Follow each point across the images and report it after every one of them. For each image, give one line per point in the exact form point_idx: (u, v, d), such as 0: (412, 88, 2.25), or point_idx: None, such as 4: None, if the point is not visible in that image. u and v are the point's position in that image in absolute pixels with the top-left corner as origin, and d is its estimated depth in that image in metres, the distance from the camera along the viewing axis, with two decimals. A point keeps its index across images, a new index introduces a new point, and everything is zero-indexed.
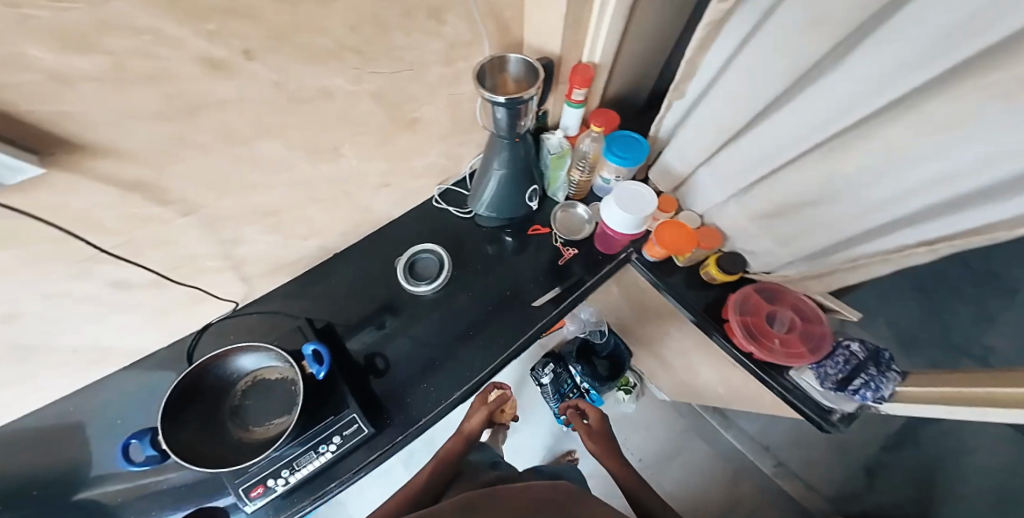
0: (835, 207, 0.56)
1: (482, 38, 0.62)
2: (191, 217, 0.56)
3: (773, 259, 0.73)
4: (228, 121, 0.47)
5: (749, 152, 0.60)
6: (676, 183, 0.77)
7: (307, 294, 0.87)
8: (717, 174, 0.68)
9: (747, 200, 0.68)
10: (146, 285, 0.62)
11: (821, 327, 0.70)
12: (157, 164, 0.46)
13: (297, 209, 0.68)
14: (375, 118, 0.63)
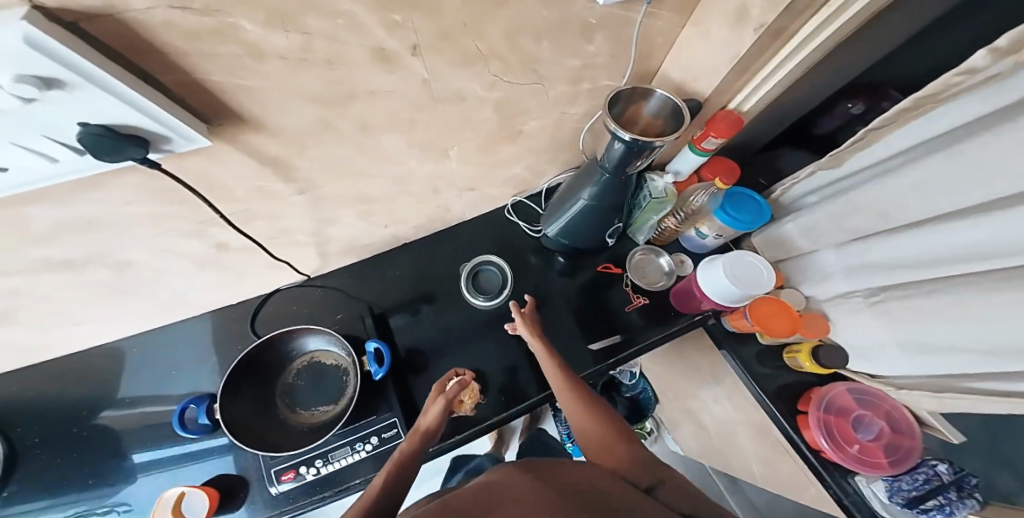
0: (963, 332, 0.54)
1: (618, 68, 0.60)
2: (303, 195, 0.56)
3: (878, 365, 0.71)
4: (370, 113, 0.47)
5: (886, 251, 0.62)
6: (801, 262, 0.80)
7: (371, 280, 0.87)
8: (850, 266, 0.70)
9: (868, 301, 0.68)
10: (232, 244, 0.61)
11: (912, 444, 0.69)
12: (289, 138, 0.45)
13: (390, 198, 0.67)
14: (491, 126, 0.61)
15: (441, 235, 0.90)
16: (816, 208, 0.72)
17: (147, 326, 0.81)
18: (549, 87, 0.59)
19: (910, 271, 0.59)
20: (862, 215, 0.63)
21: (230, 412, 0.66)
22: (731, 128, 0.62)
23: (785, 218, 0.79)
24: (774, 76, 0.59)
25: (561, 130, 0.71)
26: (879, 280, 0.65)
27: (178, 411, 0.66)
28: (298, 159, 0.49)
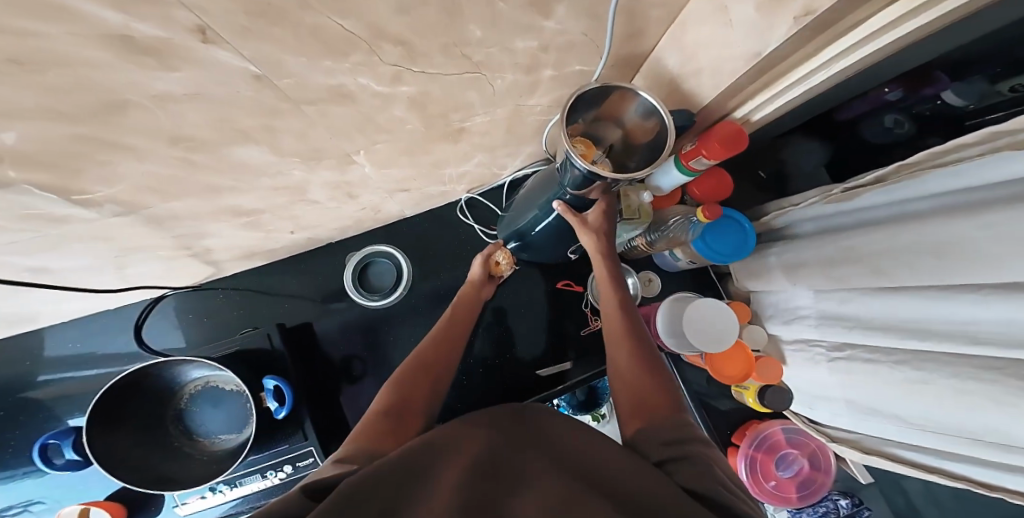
0: (926, 408, 0.45)
1: (596, 52, 0.40)
2: (131, 217, 0.40)
3: (819, 415, 0.64)
4: (181, 126, 0.30)
5: (870, 308, 0.49)
6: (772, 297, 0.65)
7: (288, 281, 0.73)
8: (822, 314, 0.56)
9: (830, 357, 0.57)
10: (57, 269, 0.46)
11: (825, 478, 0.71)
12: (34, 165, 0.28)
13: (281, 209, 0.51)
14: (409, 127, 0.44)
15: (377, 231, 0.76)
16: (803, 243, 0.56)
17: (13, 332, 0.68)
18: (489, 76, 0.40)
19: (885, 337, 0.46)
20: (844, 252, 0.49)
21: (110, 453, 0.52)
22: (730, 149, 0.43)
23: (770, 247, 0.62)
24: (803, 82, 0.38)
25: (514, 124, 0.53)
26: (844, 337, 0.52)
27: (38, 448, 0.55)
28: (81, 183, 0.32)
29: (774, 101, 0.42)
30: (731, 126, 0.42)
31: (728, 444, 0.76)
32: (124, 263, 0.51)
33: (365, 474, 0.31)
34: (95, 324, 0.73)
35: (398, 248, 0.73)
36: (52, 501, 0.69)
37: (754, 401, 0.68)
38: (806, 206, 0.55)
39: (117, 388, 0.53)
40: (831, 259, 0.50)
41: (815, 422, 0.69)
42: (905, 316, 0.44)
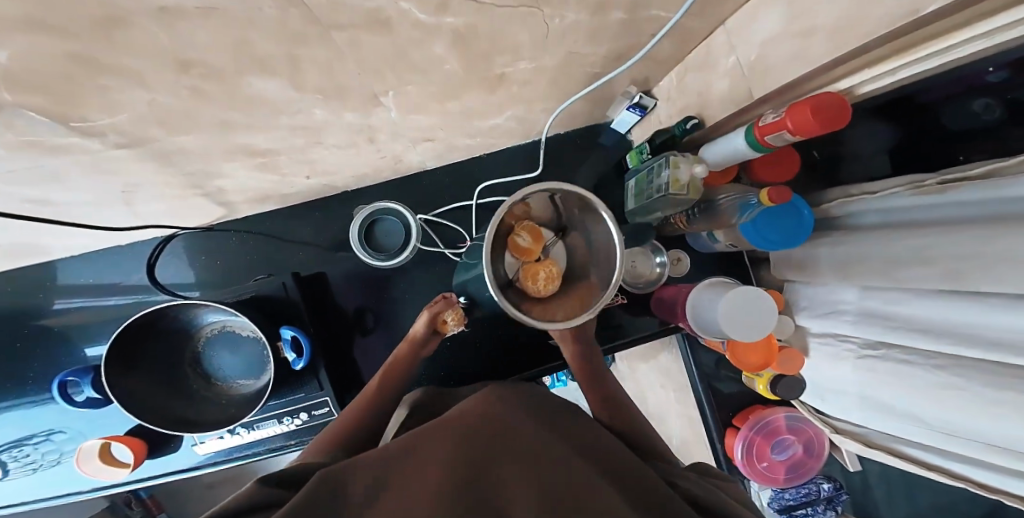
0: (947, 413, 0.41)
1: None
2: (136, 150, 0.36)
3: (828, 408, 0.61)
4: (196, 43, 0.24)
5: (922, 311, 0.42)
6: (816, 292, 0.59)
7: (302, 228, 0.70)
8: (863, 312, 0.50)
9: (858, 354, 0.52)
10: (59, 202, 0.42)
11: (814, 463, 0.68)
12: (24, 89, 0.23)
13: (298, 152, 0.46)
14: (449, 69, 0.38)
15: (397, 182, 0.71)
16: (862, 238, 0.48)
17: (21, 261, 0.66)
18: (551, 15, 0.33)
19: (932, 343, 0.41)
20: (900, 248, 0.42)
21: (126, 393, 0.51)
22: (825, 123, 0.34)
23: (825, 236, 0.55)
24: (959, 52, 0.25)
25: (562, 75, 0.46)
26: (884, 336, 0.47)
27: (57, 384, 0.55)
28: (84, 114, 0.28)
29: (899, 74, 0.29)
30: (835, 97, 0.34)
31: (728, 425, 0.74)
32: (131, 200, 0.47)
33: (347, 465, 0.33)
34: (110, 256, 0.72)
35: (397, 203, 0.66)
36: (73, 431, 0.70)
37: (763, 388, 0.66)
38: (878, 198, 0.47)
39: (133, 328, 0.52)
40: (898, 255, 0.43)
41: (821, 412, 0.65)
42: (951, 317, 0.39)
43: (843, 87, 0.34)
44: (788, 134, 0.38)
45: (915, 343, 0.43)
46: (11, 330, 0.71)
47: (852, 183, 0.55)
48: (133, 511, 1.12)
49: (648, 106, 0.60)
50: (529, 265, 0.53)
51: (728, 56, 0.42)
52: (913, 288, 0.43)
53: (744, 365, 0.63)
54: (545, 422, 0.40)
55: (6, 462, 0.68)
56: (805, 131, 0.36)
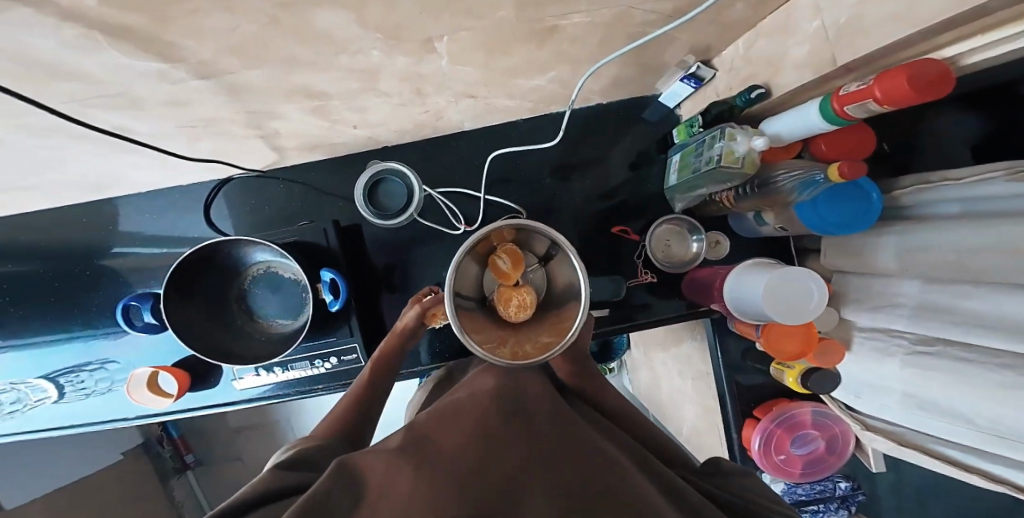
0: (1004, 415, 0.39)
1: None
2: (211, 82, 0.37)
3: (862, 405, 0.59)
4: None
5: (995, 308, 0.39)
6: (871, 284, 0.55)
7: (342, 181, 0.72)
8: (922, 305, 0.47)
9: (909, 350, 0.49)
10: (132, 134, 0.44)
11: (835, 462, 0.67)
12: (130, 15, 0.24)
13: (352, 96, 0.47)
14: (513, 16, 0.37)
15: (436, 141, 0.72)
16: (935, 226, 0.44)
17: (85, 197, 0.70)
18: None
19: (999, 341, 0.38)
20: (970, 239, 0.39)
21: (179, 320, 0.55)
22: (920, 94, 0.29)
23: (890, 225, 0.51)
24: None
25: (619, 32, 0.44)
26: (944, 332, 0.44)
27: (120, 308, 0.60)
28: (175, 44, 0.29)
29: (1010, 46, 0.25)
30: (938, 62, 0.29)
31: (749, 415, 0.73)
32: (194, 135, 0.49)
33: (362, 451, 0.35)
34: (160, 199, 0.75)
35: (401, 165, 0.67)
36: (124, 363, 0.76)
37: (793, 381, 0.64)
38: (960, 185, 0.43)
39: (190, 259, 0.55)
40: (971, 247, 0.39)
41: (852, 408, 0.63)
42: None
43: (947, 56, 0.29)
44: (874, 104, 0.33)
45: (977, 341, 0.40)
46: (68, 269, 0.76)
47: (929, 172, 0.50)
48: (165, 449, 1.25)
49: (706, 77, 0.58)
50: (505, 288, 0.58)
51: (811, 21, 0.37)
52: (985, 283, 0.40)
53: (778, 353, 0.62)
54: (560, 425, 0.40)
55: (64, 385, 0.75)
56: (892, 103, 0.31)
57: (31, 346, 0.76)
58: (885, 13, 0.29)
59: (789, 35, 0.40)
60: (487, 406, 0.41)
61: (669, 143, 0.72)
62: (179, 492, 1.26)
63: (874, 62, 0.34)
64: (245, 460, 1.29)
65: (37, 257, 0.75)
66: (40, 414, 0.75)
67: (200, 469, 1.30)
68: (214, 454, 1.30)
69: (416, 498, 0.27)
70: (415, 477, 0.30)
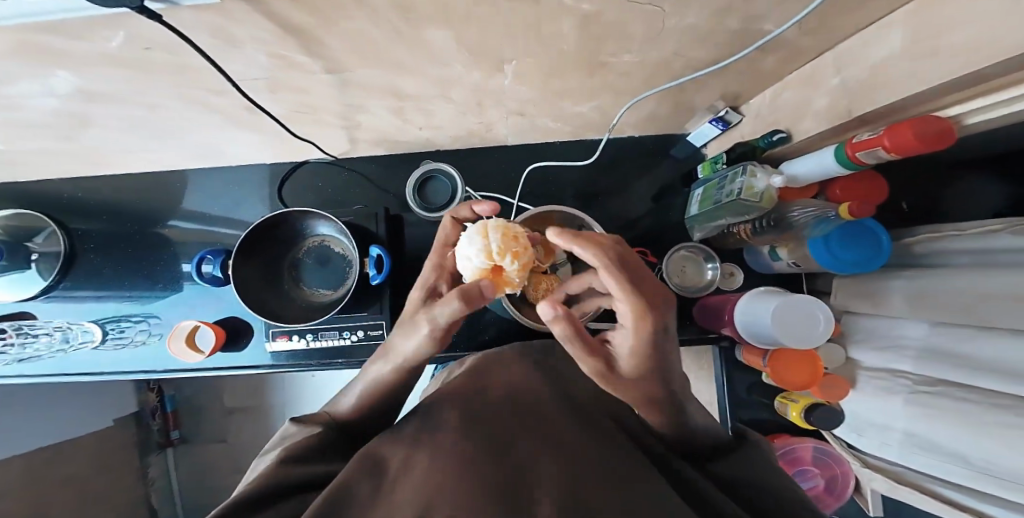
0: (997, 451, 0.41)
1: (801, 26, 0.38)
2: (333, 77, 0.45)
3: (864, 444, 0.60)
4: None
5: (994, 350, 0.42)
6: (880, 324, 0.58)
7: (390, 177, 0.79)
8: (927, 349, 0.50)
9: (911, 389, 0.52)
10: (242, 113, 0.53)
11: (832, 502, 0.67)
12: (311, 14, 0.32)
13: (427, 101, 0.55)
14: (580, 50, 0.45)
15: (480, 151, 0.80)
16: (944, 272, 0.48)
17: (158, 168, 0.79)
18: (669, 14, 0.37)
19: (998, 381, 0.41)
20: (976, 283, 0.43)
21: (240, 276, 0.62)
22: (923, 144, 0.34)
23: (904, 269, 0.54)
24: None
25: (660, 72, 0.51)
26: (947, 372, 0.47)
27: (195, 260, 0.73)
28: (326, 39, 0.37)
29: (1010, 107, 0.31)
30: (944, 120, 0.34)
31: None
32: (287, 120, 0.57)
33: (384, 449, 0.39)
34: (219, 176, 0.82)
35: (449, 167, 0.75)
36: (163, 317, 0.81)
37: (795, 415, 0.67)
38: (968, 236, 0.46)
39: (258, 226, 0.64)
40: (975, 290, 0.43)
41: (854, 446, 0.64)
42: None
43: (952, 114, 0.35)
44: (882, 151, 0.38)
45: (978, 380, 0.43)
46: (122, 230, 0.83)
47: (941, 224, 0.54)
48: (154, 422, 1.30)
49: (733, 121, 0.63)
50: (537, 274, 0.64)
51: (833, 77, 0.43)
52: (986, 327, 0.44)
53: (784, 383, 0.64)
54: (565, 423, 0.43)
55: (109, 330, 0.80)
56: (899, 151, 0.36)
57: (85, 292, 0.82)
58: (898, 74, 0.34)
59: (812, 88, 0.46)
60: (503, 414, 0.43)
61: (693, 179, 0.77)
62: (154, 468, 1.30)
63: (888, 116, 0.39)
64: (229, 442, 1.34)
65: (97, 216, 0.83)
66: (82, 356, 0.80)
67: (180, 448, 1.35)
68: (200, 434, 1.34)
69: (436, 488, 0.30)
70: (432, 473, 0.33)
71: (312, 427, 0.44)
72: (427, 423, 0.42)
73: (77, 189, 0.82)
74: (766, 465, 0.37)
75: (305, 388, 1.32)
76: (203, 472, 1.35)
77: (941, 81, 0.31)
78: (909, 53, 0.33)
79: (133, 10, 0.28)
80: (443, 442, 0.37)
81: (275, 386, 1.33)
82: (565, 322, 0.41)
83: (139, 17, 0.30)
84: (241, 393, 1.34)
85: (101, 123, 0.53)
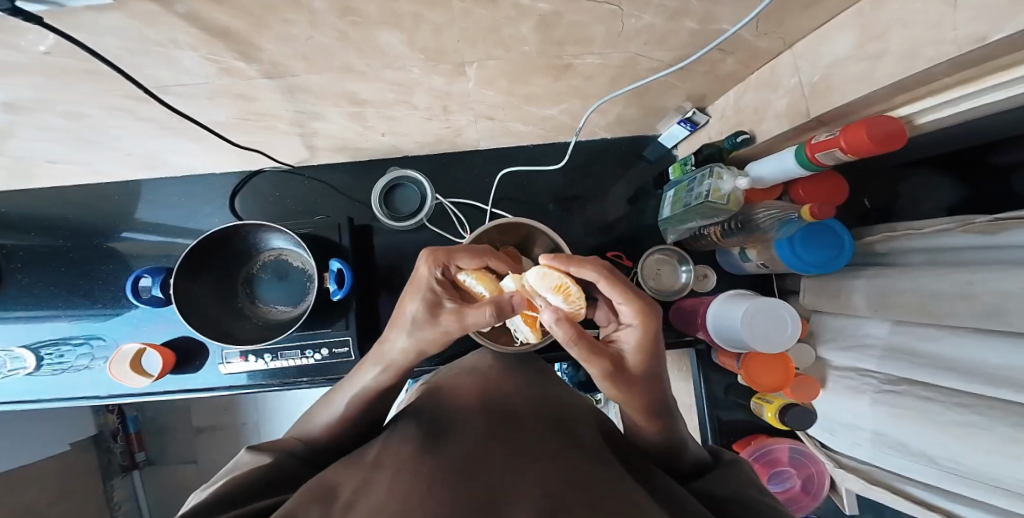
0: (961, 448, 0.41)
1: (757, 28, 0.38)
2: (276, 81, 0.42)
3: (837, 443, 0.61)
4: None
5: (955, 349, 0.43)
6: (846, 323, 0.58)
7: (357, 184, 0.76)
8: (890, 347, 0.51)
9: (879, 388, 0.52)
10: (181, 120, 0.49)
11: (809, 502, 0.67)
12: (232, 15, 0.30)
13: (387, 105, 0.52)
14: (542, 53, 0.43)
15: (451, 156, 0.77)
16: (901, 271, 0.48)
17: (99, 178, 0.73)
18: (628, 15, 0.36)
19: (959, 380, 0.41)
20: (926, 280, 0.44)
21: (185, 294, 0.58)
22: (877, 146, 0.34)
23: (862, 268, 0.55)
24: (1021, 87, 0.27)
25: (626, 75, 0.50)
26: (911, 373, 0.47)
27: (132, 279, 0.68)
28: (256, 43, 0.34)
29: (957, 106, 0.31)
30: (894, 120, 0.34)
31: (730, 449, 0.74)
32: (236, 128, 0.54)
33: (332, 473, 0.35)
34: (172, 186, 0.77)
35: (419, 172, 0.72)
36: (108, 339, 0.75)
37: (771, 416, 0.66)
38: (923, 234, 0.47)
39: (206, 241, 0.60)
40: (929, 289, 0.43)
41: (828, 446, 0.65)
42: (984, 355, 0.40)
43: (903, 114, 0.35)
44: (840, 152, 0.38)
45: (940, 378, 0.43)
46: (64, 245, 0.77)
47: (896, 221, 0.55)
48: (116, 444, 1.21)
49: (701, 122, 0.63)
50: None
51: (791, 77, 0.42)
52: (944, 327, 0.44)
53: (757, 384, 0.64)
54: (556, 426, 0.41)
55: (45, 356, 0.73)
56: (856, 153, 0.36)
57: (16, 311, 0.75)
58: (855, 76, 0.34)
59: (772, 89, 0.46)
60: (476, 428, 0.39)
61: (665, 180, 0.77)
62: (119, 492, 1.21)
63: (844, 117, 0.39)
64: (200, 463, 1.26)
65: (36, 229, 0.76)
66: (12, 384, 0.73)
67: (147, 470, 1.27)
68: (167, 454, 1.27)
69: (395, 511, 0.26)
70: (391, 492, 0.29)
71: (261, 458, 0.41)
72: (389, 444, 0.39)
73: (10, 202, 0.75)
74: (746, 479, 0.37)
75: (278, 405, 1.26)
76: (170, 495, 1.27)
77: (888, 84, 0.31)
78: (862, 55, 0.33)
79: (7, 12, 0.25)
80: (407, 462, 0.34)
81: (246, 404, 1.26)
82: (570, 325, 0.41)
83: (19, 20, 0.27)
84: (209, 412, 1.27)
85: (24, 134, 0.49)
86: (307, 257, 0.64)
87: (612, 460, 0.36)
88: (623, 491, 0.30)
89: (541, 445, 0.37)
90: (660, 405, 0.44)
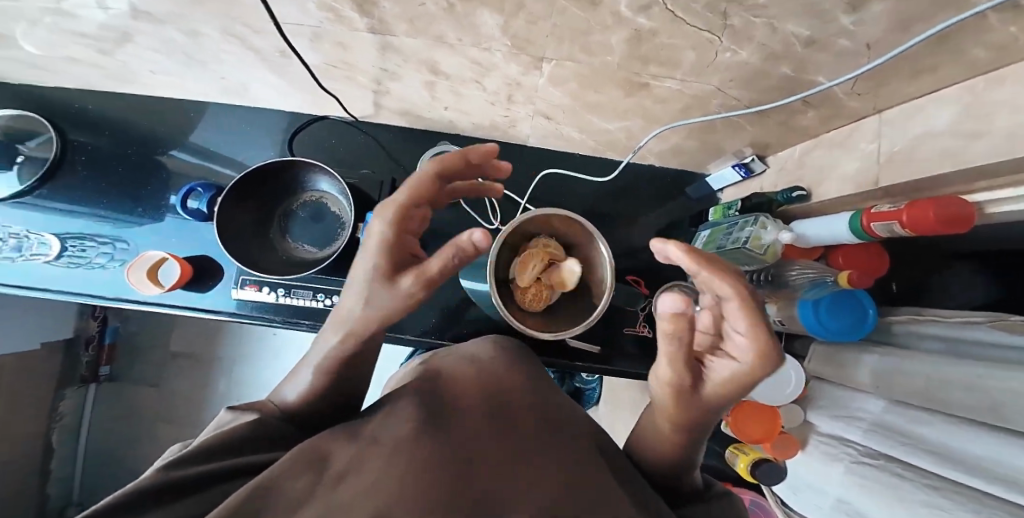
0: None
1: (854, 88, 0.38)
2: (375, 38, 0.44)
3: (798, 502, 0.60)
4: None
5: (945, 435, 0.42)
6: (845, 395, 0.58)
7: (407, 150, 0.77)
8: (880, 424, 0.51)
9: (857, 459, 0.51)
10: (274, 55, 0.50)
11: None
12: None
13: (466, 82, 0.54)
14: (630, 68, 0.44)
15: (504, 146, 0.79)
16: (916, 356, 0.47)
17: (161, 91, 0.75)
18: (726, 49, 0.37)
19: (940, 465, 0.41)
20: (941, 367, 0.43)
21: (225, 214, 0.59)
22: (943, 228, 0.35)
23: (876, 345, 0.54)
24: None
25: (697, 106, 0.51)
26: (895, 450, 0.47)
27: (184, 190, 0.71)
28: (379, 0, 0.36)
29: None
30: (966, 204, 0.35)
31: None
32: (323, 74, 0.55)
33: (322, 439, 0.35)
34: (227, 111, 0.78)
35: None
36: (131, 245, 0.75)
37: (742, 467, 0.64)
38: (950, 323, 0.46)
39: (261, 167, 0.61)
40: (945, 377, 0.42)
41: (786, 504, 0.64)
42: (973, 444, 0.39)
43: (977, 200, 0.35)
44: (898, 226, 0.39)
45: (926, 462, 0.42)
46: (103, 145, 0.78)
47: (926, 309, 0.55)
48: (86, 353, 1.19)
49: (756, 170, 0.64)
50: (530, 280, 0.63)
51: (870, 143, 0.43)
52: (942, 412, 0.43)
53: (741, 432, 0.64)
54: (547, 427, 0.41)
55: (69, 247, 0.74)
56: (917, 231, 0.37)
57: (58, 203, 0.76)
58: (937, 156, 0.35)
59: (846, 151, 0.47)
60: (476, 419, 0.39)
61: (702, 220, 0.78)
62: (67, 403, 1.17)
63: (912, 192, 0.40)
64: (164, 389, 1.26)
65: (76, 123, 0.77)
66: (31, 268, 0.73)
67: (104, 386, 1.25)
68: (134, 373, 1.26)
69: (392, 493, 0.26)
70: (384, 471, 0.29)
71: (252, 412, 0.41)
72: (386, 422, 0.39)
73: (54, 90, 0.76)
74: None
75: (264, 346, 1.26)
76: (121, 417, 1.25)
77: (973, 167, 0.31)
78: (952, 138, 0.34)
79: None
80: (403, 442, 0.33)
81: (232, 340, 1.27)
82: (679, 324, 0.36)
83: None
84: (190, 337, 1.28)
85: (138, 44, 0.51)
86: (348, 206, 0.65)
87: (598, 470, 0.35)
88: (610, 501, 0.30)
89: (529, 444, 0.36)
90: (697, 426, 0.43)
